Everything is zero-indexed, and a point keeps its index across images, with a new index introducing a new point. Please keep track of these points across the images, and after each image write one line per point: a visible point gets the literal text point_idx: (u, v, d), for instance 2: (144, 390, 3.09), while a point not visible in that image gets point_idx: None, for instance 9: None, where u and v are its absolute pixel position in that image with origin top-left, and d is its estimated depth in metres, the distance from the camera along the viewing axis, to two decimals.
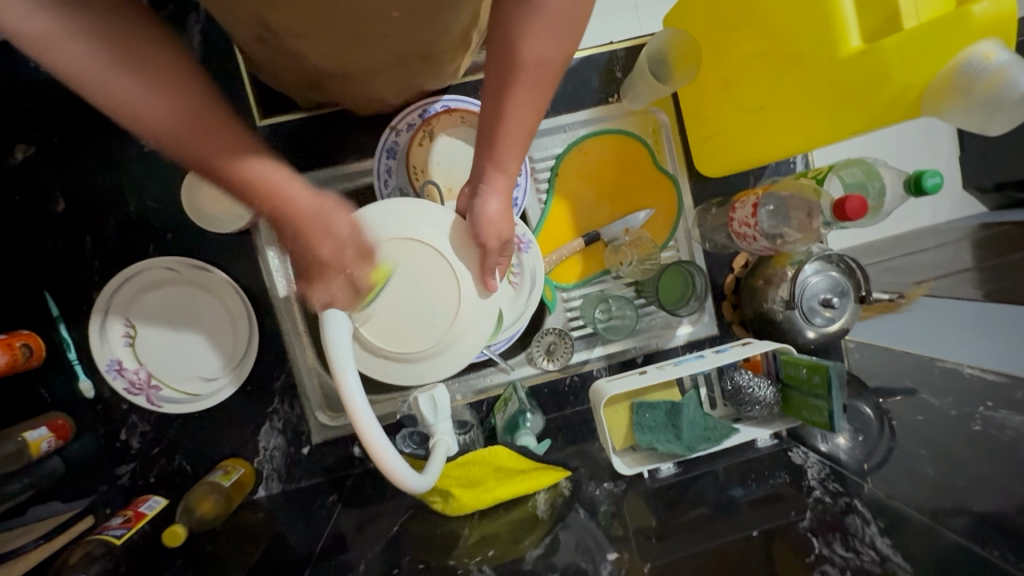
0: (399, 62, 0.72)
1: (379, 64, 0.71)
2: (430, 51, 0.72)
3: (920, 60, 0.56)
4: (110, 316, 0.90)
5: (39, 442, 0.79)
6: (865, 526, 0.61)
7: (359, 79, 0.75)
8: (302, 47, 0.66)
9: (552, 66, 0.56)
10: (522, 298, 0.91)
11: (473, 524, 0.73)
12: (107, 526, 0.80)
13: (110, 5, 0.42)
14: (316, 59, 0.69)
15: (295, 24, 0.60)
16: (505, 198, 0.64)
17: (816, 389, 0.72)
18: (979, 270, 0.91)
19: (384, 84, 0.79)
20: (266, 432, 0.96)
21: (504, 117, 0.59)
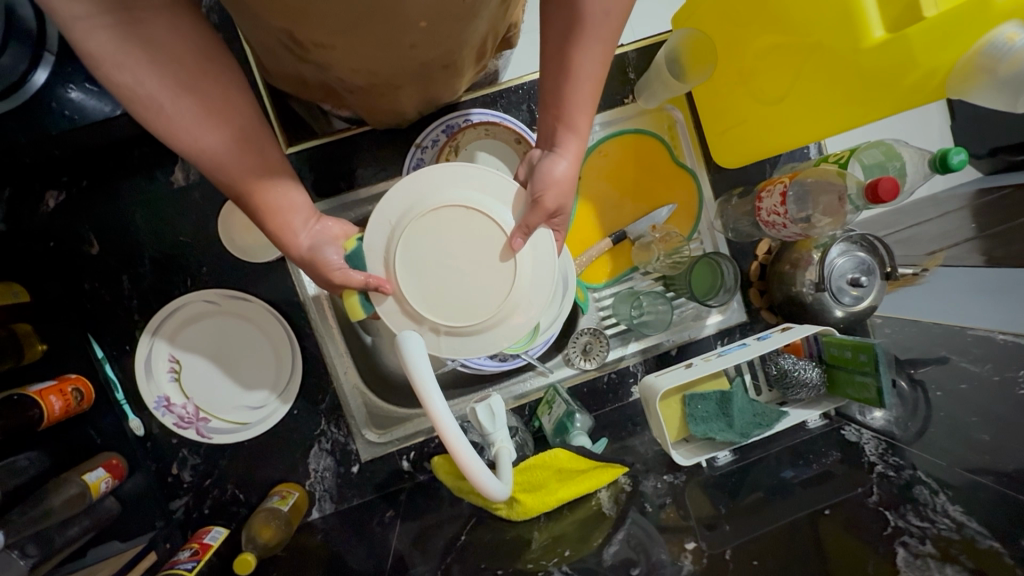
0: (423, 71, 0.73)
1: (403, 75, 0.73)
2: (453, 58, 0.73)
3: (944, 45, 0.58)
4: (154, 355, 0.91)
5: (98, 483, 0.80)
6: (934, 496, 0.64)
7: (384, 91, 0.76)
8: (330, 62, 0.67)
9: (616, 19, 0.55)
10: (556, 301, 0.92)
11: (541, 527, 0.74)
12: (177, 560, 0.81)
13: (165, 38, 0.49)
14: (345, 75, 0.71)
15: (328, 41, 0.61)
16: (573, 163, 0.62)
17: (862, 367, 0.75)
18: (983, 238, 0.94)
19: (406, 95, 0.80)
20: (315, 454, 0.97)
21: (575, 73, 0.57)
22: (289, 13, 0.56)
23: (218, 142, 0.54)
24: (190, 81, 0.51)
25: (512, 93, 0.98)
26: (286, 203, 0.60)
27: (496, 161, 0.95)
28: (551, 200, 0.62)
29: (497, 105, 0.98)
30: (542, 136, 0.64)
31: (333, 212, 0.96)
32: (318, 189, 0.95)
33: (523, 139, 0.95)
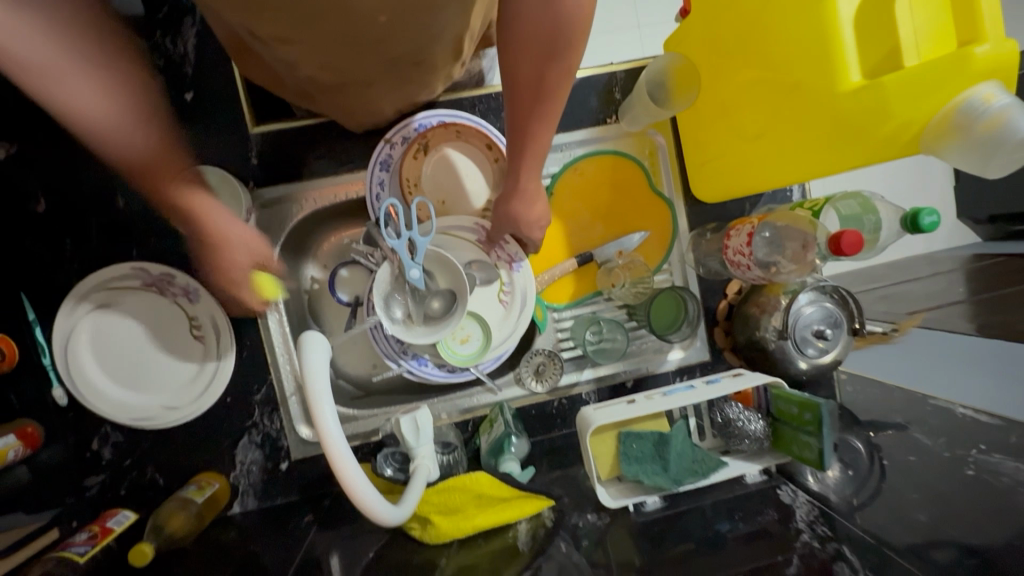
0: (392, 68, 0.68)
1: (372, 71, 0.68)
2: (426, 55, 0.67)
3: (921, 96, 0.55)
4: (70, 356, 0.85)
5: (6, 452, 0.75)
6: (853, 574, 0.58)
7: (354, 90, 0.72)
8: (293, 59, 0.64)
9: (557, 87, 0.60)
10: (512, 318, 0.91)
11: (450, 554, 0.70)
12: (70, 543, 0.76)
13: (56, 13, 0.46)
14: (309, 70, 0.67)
15: (286, 35, 0.58)
16: (520, 201, 0.73)
17: (808, 426, 0.71)
18: (970, 304, 0.92)
19: (380, 94, 0.75)
20: (243, 446, 0.93)
21: (529, 136, 0.64)
22: (239, 5, 0.53)
23: (45, 67, 0.46)
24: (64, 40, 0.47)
25: (492, 99, 0.95)
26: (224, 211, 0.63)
27: (468, 164, 0.92)
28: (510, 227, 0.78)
29: (476, 111, 0.95)
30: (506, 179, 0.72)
31: (294, 200, 0.93)
32: (282, 174, 0.92)
33: (495, 145, 0.92)
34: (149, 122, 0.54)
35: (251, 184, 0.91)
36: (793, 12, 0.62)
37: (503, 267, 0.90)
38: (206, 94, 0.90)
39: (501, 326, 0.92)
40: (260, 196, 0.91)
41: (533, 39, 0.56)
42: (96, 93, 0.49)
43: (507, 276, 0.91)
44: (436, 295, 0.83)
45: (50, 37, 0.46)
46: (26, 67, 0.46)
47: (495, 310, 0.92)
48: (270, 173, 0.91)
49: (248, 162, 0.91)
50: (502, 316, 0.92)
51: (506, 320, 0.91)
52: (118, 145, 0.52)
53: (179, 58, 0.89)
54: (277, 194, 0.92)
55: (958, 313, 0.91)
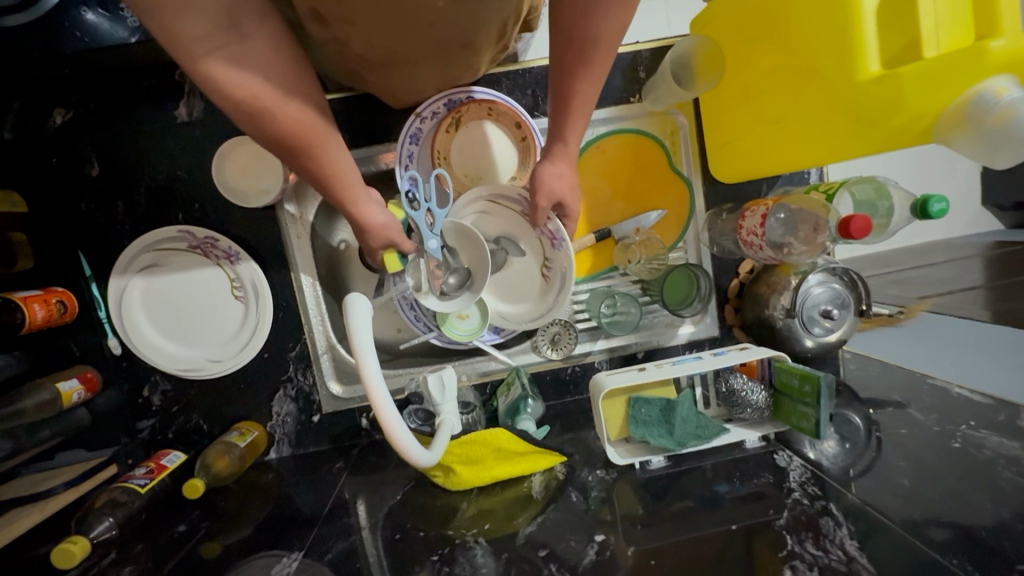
0: (440, 51, 0.72)
1: (421, 52, 0.72)
2: (473, 39, 0.71)
3: (934, 88, 0.57)
4: (125, 309, 0.94)
5: (70, 393, 0.85)
6: (836, 527, 0.63)
7: (401, 68, 0.75)
8: (350, 38, 0.68)
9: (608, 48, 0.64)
10: (550, 296, 0.90)
11: (471, 499, 0.78)
12: (131, 475, 0.86)
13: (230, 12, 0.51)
14: (361, 50, 0.71)
15: (350, 16, 0.63)
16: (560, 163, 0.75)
17: (805, 397, 0.76)
18: (986, 289, 0.99)
19: (425, 72, 0.79)
20: (279, 398, 1.01)
21: (574, 95, 0.68)
22: None
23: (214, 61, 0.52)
24: (227, 39, 0.52)
25: (518, 76, 0.98)
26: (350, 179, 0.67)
27: (497, 139, 0.95)
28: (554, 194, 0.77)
29: (503, 87, 0.98)
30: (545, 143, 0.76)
31: None
32: None
33: (524, 125, 0.94)
34: (320, 132, 0.61)
35: None
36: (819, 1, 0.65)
37: (547, 243, 0.88)
38: None
39: (540, 300, 0.92)
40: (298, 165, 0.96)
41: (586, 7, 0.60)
42: (294, 111, 0.58)
43: (550, 253, 0.88)
44: (453, 272, 0.83)
45: (250, 70, 0.54)
46: (242, 95, 0.54)
47: (538, 284, 0.92)
48: None
49: None
50: (544, 291, 0.91)
51: (546, 296, 0.90)
52: (317, 151, 0.62)
53: None
54: None
55: (972, 298, 0.99)
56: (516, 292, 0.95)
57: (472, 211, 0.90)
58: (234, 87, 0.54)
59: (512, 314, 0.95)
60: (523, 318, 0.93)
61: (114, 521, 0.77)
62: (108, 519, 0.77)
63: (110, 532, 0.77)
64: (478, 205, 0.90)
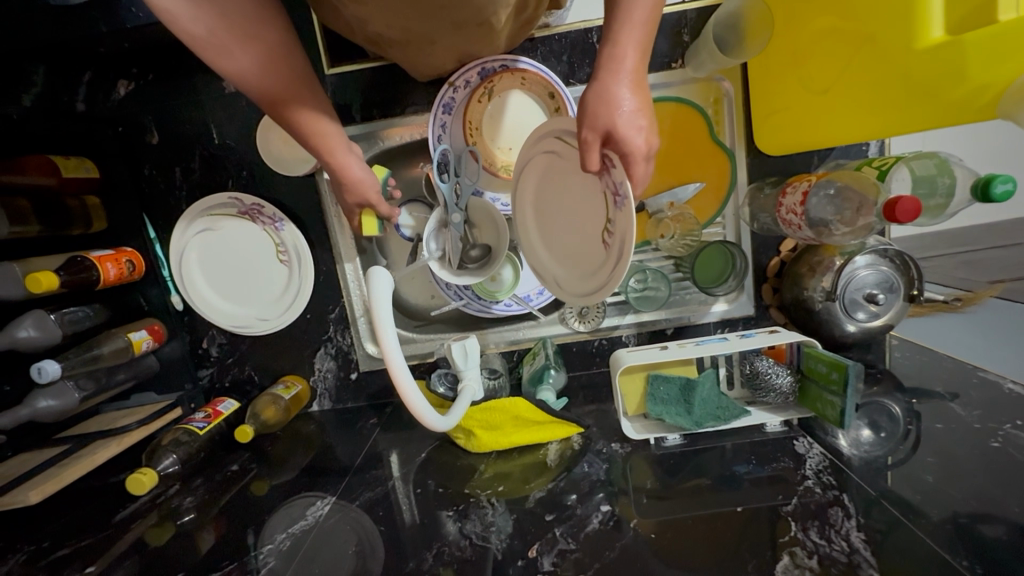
0: (456, 29, 0.72)
1: (438, 31, 0.72)
2: (489, 18, 0.70)
3: (1003, 56, 0.52)
4: (184, 269, 1.02)
5: (140, 343, 0.95)
6: (844, 519, 0.62)
7: (418, 47, 0.76)
8: (365, 17, 0.69)
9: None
10: (604, 275, 0.64)
11: (489, 462, 0.82)
12: (192, 418, 0.95)
13: None
14: (379, 28, 0.71)
15: None
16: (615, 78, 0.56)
17: (832, 385, 0.73)
18: None
19: (443, 50, 0.79)
20: (321, 356, 1.08)
21: None
22: None
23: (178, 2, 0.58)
24: None
25: (554, 42, 0.95)
26: (325, 132, 0.74)
27: (530, 111, 0.93)
28: (603, 117, 0.56)
29: (538, 54, 0.95)
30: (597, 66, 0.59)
31: (368, 139, 0.99)
32: (358, 114, 0.98)
33: (557, 94, 0.92)
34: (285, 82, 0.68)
35: None
36: None
37: (609, 198, 0.61)
38: None
39: (596, 274, 0.66)
40: None
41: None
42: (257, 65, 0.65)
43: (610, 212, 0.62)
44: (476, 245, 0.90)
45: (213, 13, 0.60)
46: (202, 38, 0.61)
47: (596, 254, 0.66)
48: (347, 113, 0.98)
49: None
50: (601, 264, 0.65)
51: (601, 269, 0.64)
52: (283, 102, 0.69)
53: None
54: (353, 132, 0.98)
55: None
56: (577, 261, 0.72)
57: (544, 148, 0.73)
58: (192, 31, 0.60)
59: (570, 286, 0.74)
60: (576, 294, 0.71)
61: (177, 457, 0.88)
62: (173, 455, 0.88)
63: (172, 467, 0.87)
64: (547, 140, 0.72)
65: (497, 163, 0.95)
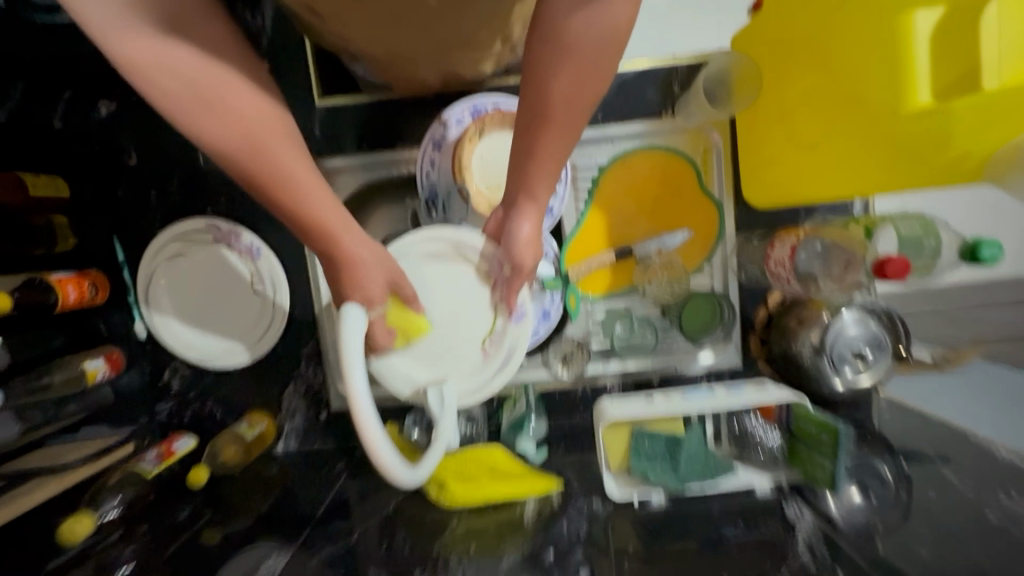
0: (438, 49, 0.74)
1: (420, 50, 0.73)
2: (470, 38, 0.73)
3: (988, 127, 0.54)
4: (151, 296, 0.97)
5: (95, 372, 0.89)
6: None
7: (400, 63, 0.77)
8: (349, 35, 0.69)
9: (585, 106, 0.56)
10: (485, 374, 0.78)
11: (461, 517, 0.77)
12: (142, 457, 0.90)
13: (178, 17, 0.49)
14: (362, 46, 0.72)
15: (343, 16, 0.63)
16: (536, 223, 0.67)
17: (823, 447, 0.71)
18: None
19: (425, 68, 0.80)
20: (290, 393, 1.03)
21: (534, 150, 0.59)
22: None
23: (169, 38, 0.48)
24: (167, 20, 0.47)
25: None
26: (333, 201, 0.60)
27: None
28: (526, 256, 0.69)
29: None
30: (506, 195, 0.67)
31: (355, 171, 0.97)
32: (345, 146, 0.97)
33: None
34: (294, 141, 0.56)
35: (314, 152, 0.97)
36: (867, 22, 0.60)
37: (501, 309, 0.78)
38: (279, 64, 0.94)
39: (471, 371, 0.77)
40: (323, 165, 0.97)
41: (560, 49, 0.51)
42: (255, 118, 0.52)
43: (500, 323, 0.78)
44: None
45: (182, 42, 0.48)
46: (187, 83, 0.49)
47: (474, 358, 0.77)
48: (334, 144, 0.97)
49: (313, 131, 0.96)
50: (478, 366, 0.77)
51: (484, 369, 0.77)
52: (285, 161, 0.54)
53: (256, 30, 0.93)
54: (339, 163, 0.97)
55: None
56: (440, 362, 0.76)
57: (426, 249, 0.77)
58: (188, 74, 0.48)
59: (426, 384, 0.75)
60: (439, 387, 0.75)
61: (123, 500, 0.82)
62: (119, 497, 0.82)
63: (114, 512, 0.80)
64: (438, 246, 0.77)
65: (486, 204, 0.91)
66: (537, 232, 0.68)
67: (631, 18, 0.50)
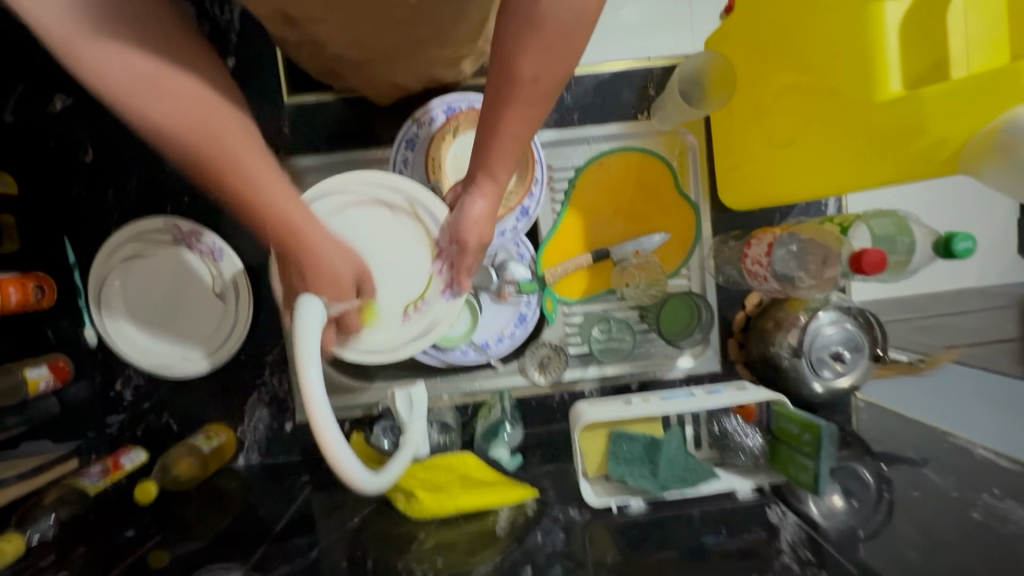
0: (416, 50, 0.71)
1: (394, 50, 0.70)
2: (448, 39, 0.70)
3: (960, 113, 0.52)
4: (103, 300, 0.91)
5: (37, 381, 0.81)
6: None
7: (378, 66, 0.74)
8: (322, 36, 0.66)
9: (551, 85, 0.53)
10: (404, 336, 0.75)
11: (430, 530, 0.72)
12: (85, 472, 0.83)
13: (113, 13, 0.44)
14: (336, 49, 0.69)
15: (315, 15, 0.60)
16: (492, 202, 0.64)
17: (805, 447, 0.69)
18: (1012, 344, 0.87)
19: (403, 71, 0.77)
20: (252, 404, 0.97)
21: (498, 131, 0.57)
22: None
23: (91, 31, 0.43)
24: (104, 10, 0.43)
25: None
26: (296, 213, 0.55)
27: None
28: (475, 233, 0.66)
29: None
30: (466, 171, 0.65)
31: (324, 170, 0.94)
32: (314, 145, 0.94)
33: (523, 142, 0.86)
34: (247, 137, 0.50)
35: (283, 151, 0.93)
36: (838, 16, 0.60)
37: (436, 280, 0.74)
38: (246, 60, 0.91)
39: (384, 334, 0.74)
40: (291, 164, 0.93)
41: (528, 24, 0.49)
42: (193, 96, 0.48)
43: (430, 296, 0.74)
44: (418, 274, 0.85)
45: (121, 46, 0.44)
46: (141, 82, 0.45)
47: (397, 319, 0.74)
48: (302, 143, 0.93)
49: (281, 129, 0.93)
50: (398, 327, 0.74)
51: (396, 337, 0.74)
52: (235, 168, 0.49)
53: (224, 25, 0.90)
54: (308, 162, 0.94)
55: (1006, 351, 0.86)
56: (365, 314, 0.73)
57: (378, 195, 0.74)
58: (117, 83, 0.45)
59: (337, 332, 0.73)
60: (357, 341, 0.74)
61: (58, 519, 0.74)
62: (53, 516, 0.74)
63: (51, 532, 0.73)
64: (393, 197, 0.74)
65: None
66: (495, 211, 0.66)
67: (600, 5, 0.48)
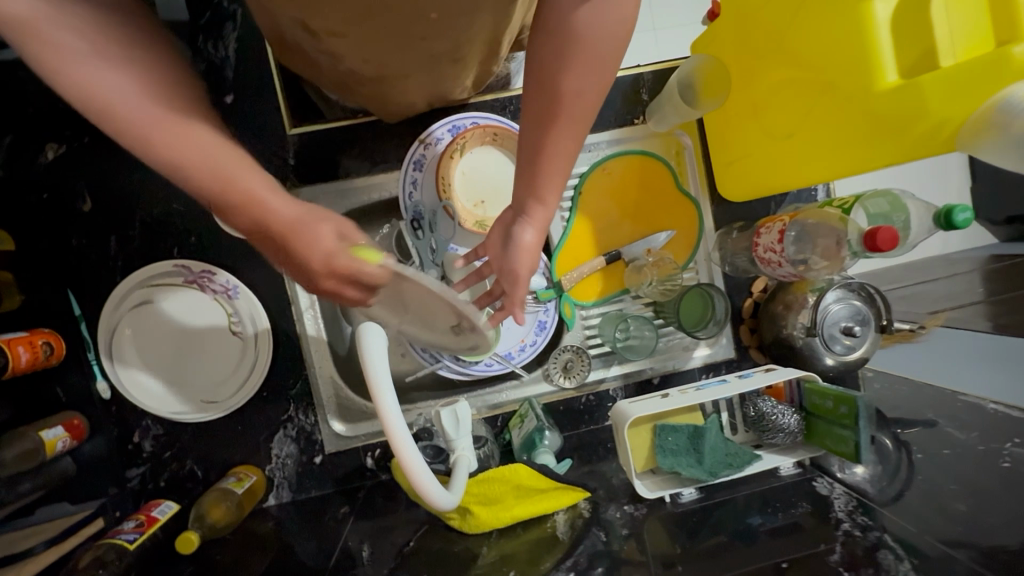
0: (426, 67, 0.72)
1: (411, 67, 0.71)
2: (465, 55, 0.71)
3: (955, 96, 0.57)
4: (115, 351, 0.88)
5: (53, 442, 0.78)
6: (897, 562, 0.59)
7: (391, 82, 0.75)
8: (340, 52, 0.67)
9: (592, 95, 0.56)
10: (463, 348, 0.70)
11: (491, 543, 0.73)
12: (119, 530, 0.80)
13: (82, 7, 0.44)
14: (353, 65, 0.70)
15: (336, 30, 0.61)
16: (540, 231, 0.66)
17: (843, 419, 0.74)
18: (985, 304, 0.93)
19: (414, 86, 0.78)
20: (279, 440, 0.96)
21: (546, 153, 0.59)
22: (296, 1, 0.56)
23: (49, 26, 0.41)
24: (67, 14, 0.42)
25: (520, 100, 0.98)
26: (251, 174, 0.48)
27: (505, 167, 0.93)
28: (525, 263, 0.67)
29: (507, 113, 0.98)
30: (514, 199, 0.66)
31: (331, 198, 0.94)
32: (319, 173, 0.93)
33: None
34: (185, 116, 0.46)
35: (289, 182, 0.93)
36: (831, 13, 0.65)
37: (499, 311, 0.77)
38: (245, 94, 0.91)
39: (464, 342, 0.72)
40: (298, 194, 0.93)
41: (568, 41, 0.53)
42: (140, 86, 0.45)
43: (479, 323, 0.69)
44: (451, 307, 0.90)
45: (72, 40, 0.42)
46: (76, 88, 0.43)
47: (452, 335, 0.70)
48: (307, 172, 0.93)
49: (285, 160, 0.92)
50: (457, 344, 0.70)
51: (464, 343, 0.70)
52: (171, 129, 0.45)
53: (219, 61, 0.89)
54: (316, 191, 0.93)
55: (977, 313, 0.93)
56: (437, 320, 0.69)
57: None
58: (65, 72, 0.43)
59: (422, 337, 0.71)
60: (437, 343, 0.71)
61: None
62: None
63: None
64: None
65: (472, 219, 0.91)
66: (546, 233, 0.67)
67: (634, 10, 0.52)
